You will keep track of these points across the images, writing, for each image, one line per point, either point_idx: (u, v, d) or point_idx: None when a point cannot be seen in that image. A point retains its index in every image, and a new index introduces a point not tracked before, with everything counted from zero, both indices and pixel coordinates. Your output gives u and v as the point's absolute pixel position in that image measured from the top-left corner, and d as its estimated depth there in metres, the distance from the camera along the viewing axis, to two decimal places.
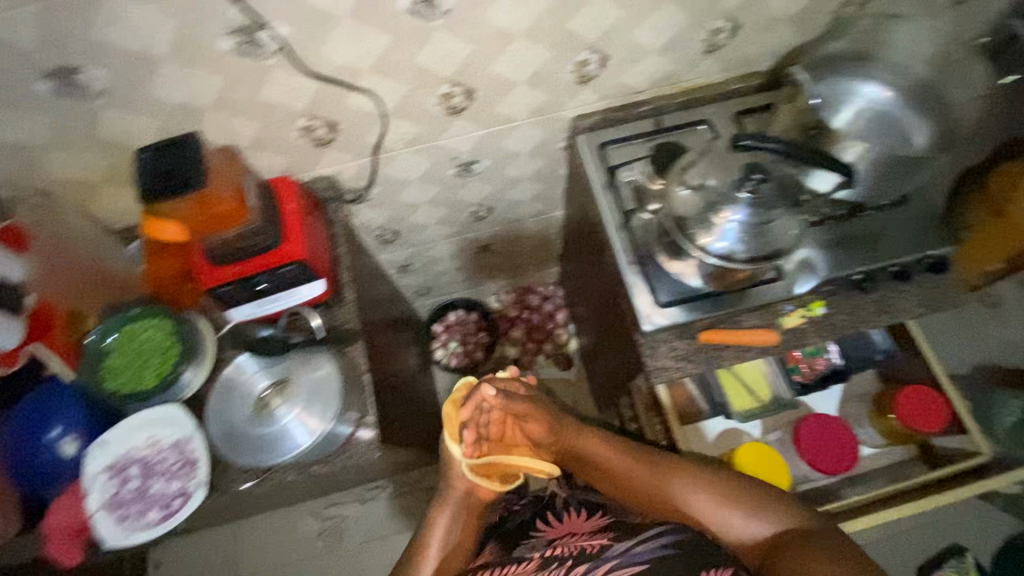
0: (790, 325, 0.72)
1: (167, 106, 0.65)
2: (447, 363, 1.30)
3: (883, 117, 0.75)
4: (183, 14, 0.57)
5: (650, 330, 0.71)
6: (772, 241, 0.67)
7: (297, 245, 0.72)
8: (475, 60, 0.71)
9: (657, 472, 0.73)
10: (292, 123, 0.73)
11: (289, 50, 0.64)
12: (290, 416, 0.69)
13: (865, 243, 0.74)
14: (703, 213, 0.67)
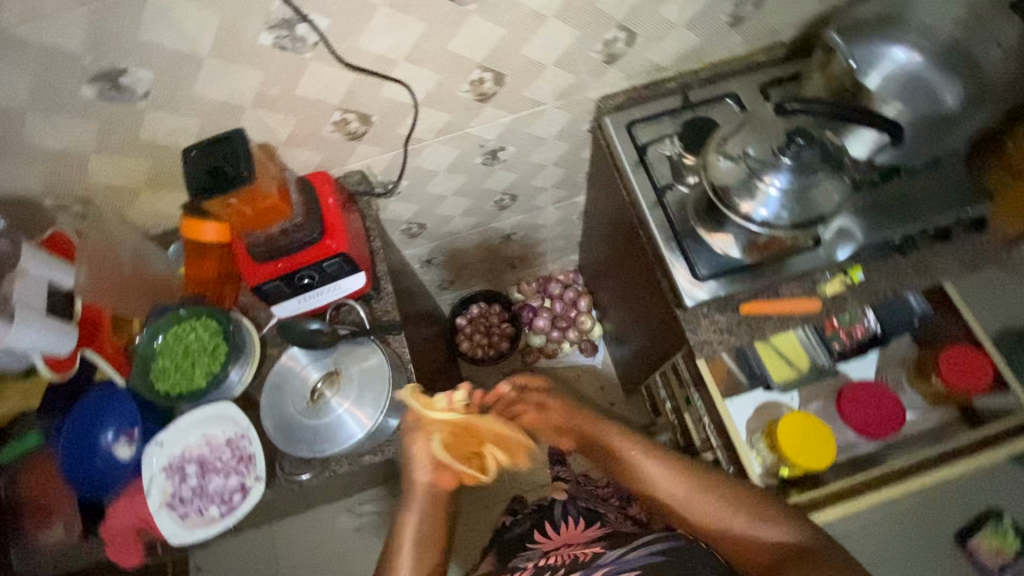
0: (832, 292, 0.76)
1: (210, 104, 0.66)
2: (472, 354, 1.41)
3: (912, 80, 0.74)
4: (226, 10, 0.57)
5: (691, 305, 0.75)
6: (817, 206, 0.66)
7: (338, 240, 0.73)
8: (506, 44, 0.73)
9: (710, 498, 0.71)
10: (326, 117, 0.74)
11: (326, 43, 0.64)
12: (342, 408, 0.70)
13: (898, 211, 0.78)
14: (746, 180, 0.66)
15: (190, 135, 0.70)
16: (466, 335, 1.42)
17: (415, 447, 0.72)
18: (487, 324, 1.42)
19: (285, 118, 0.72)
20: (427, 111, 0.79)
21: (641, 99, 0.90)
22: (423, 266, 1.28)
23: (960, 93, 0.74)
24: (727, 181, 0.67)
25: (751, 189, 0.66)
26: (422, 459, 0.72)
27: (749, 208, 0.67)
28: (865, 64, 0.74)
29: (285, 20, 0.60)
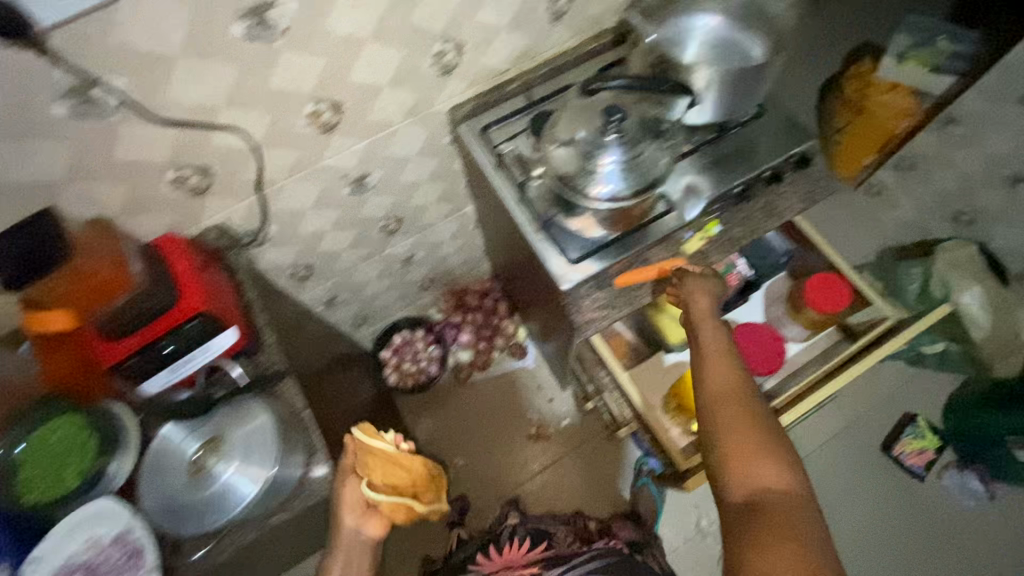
0: (693, 248, 0.86)
1: (16, 187, 0.63)
2: (404, 384, 1.40)
3: (717, 41, 0.82)
4: (2, 88, 0.55)
5: (570, 287, 0.77)
6: (648, 169, 0.73)
7: (197, 298, 0.74)
8: (330, 72, 0.73)
9: (749, 424, 0.68)
10: (161, 176, 0.73)
11: (128, 101, 0.62)
12: (229, 472, 0.69)
13: (739, 159, 0.83)
14: (582, 166, 0.73)
15: (3, 225, 0.66)
16: (393, 366, 1.41)
17: (347, 489, 0.80)
18: (414, 350, 1.41)
19: (112, 188, 0.70)
20: (272, 153, 0.79)
21: (490, 103, 0.93)
22: (325, 307, 1.22)
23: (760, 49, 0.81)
24: (568, 169, 0.73)
25: (590, 172, 0.73)
26: (351, 497, 0.79)
27: (593, 187, 0.73)
28: (666, 37, 0.82)
29: (73, 89, 0.58)
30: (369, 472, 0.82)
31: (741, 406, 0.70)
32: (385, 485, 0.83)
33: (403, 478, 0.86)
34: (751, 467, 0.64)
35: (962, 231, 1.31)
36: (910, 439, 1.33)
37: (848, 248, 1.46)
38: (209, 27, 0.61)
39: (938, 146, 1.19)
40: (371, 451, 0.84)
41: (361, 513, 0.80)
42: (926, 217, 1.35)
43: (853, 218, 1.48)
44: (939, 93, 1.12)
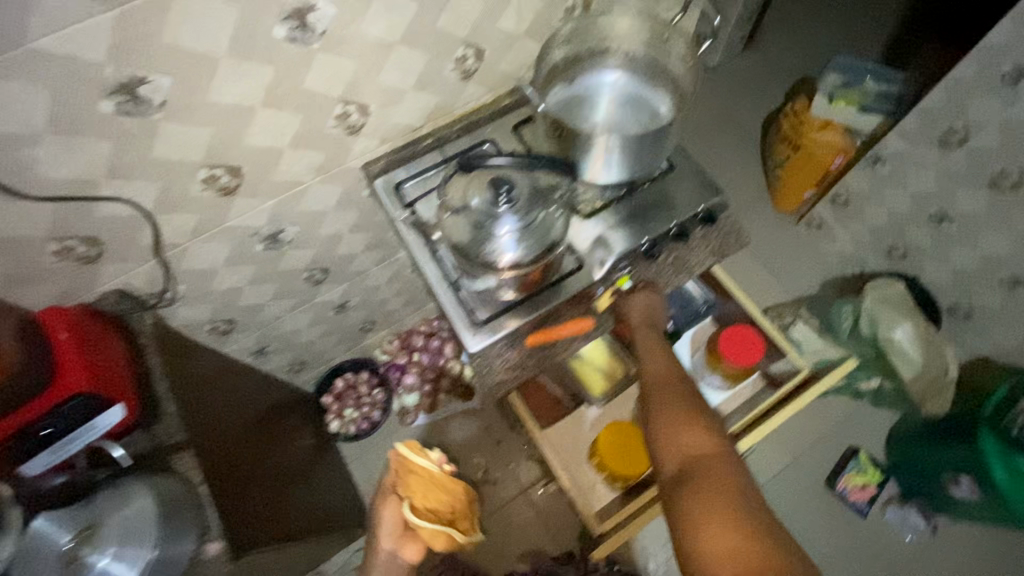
0: (602, 307, 0.86)
1: (220, 110, 0.67)
2: (346, 432, 1.45)
3: (625, 97, 0.82)
4: (245, 1, 0.58)
5: (477, 348, 0.78)
6: (548, 234, 0.70)
7: (72, 377, 0.70)
8: (487, 16, 0.79)
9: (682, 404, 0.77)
10: (330, 110, 0.77)
11: (331, 31, 0.67)
12: (104, 561, 0.65)
13: (659, 209, 0.85)
14: (476, 234, 0.68)
15: (199, 147, 0.70)
16: (336, 412, 1.45)
17: (388, 508, 0.98)
18: (357, 394, 1.45)
19: (291, 116, 0.74)
20: (412, 98, 0.84)
21: (404, 157, 0.91)
22: (255, 357, 1.22)
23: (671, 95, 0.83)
24: (458, 237, 0.69)
25: (485, 240, 0.68)
26: (389, 520, 0.98)
27: (491, 253, 0.69)
28: (555, 106, 0.82)
29: (296, 10, 0.62)
30: (407, 491, 0.98)
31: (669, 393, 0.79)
32: (420, 507, 0.97)
33: (434, 500, 0.98)
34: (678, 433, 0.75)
35: (895, 266, 1.47)
36: (852, 473, 1.37)
37: (795, 280, 1.62)
38: None
39: (867, 184, 1.40)
40: (411, 469, 0.99)
41: (397, 535, 0.98)
42: (866, 252, 1.52)
43: (794, 243, 1.67)
44: (869, 132, 1.47)
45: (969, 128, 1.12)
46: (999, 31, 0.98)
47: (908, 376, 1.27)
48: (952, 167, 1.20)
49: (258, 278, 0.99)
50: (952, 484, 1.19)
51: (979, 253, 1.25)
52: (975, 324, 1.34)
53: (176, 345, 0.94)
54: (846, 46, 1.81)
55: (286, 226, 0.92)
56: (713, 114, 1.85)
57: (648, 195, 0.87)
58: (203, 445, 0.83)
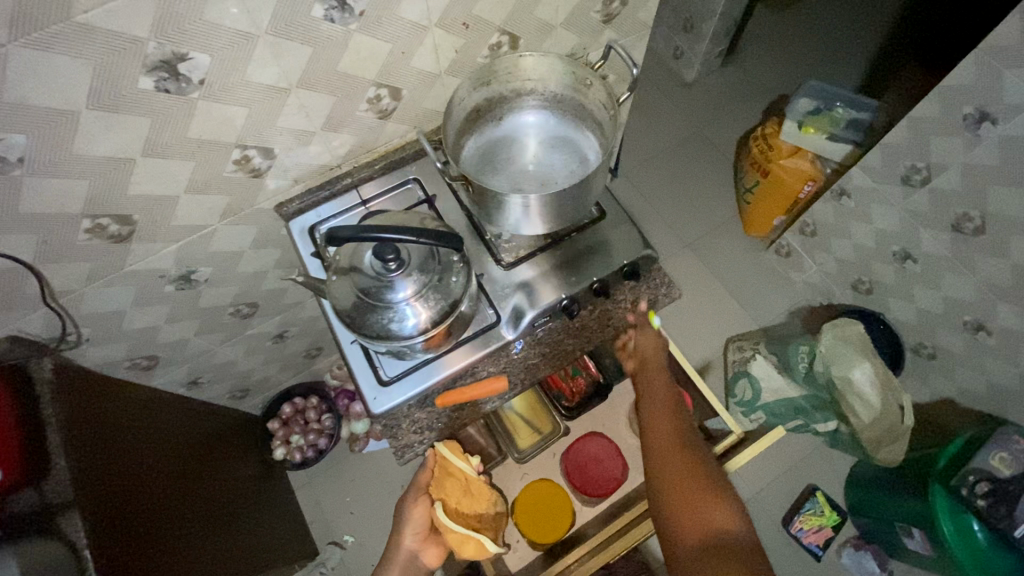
0: (521, 363, 0.79)
1: (93, 162, 0.63)
2: (291, 459, 1.39)
3: (547, 135, 0.83)
4: (99, 57, 0.54)
5: (380, 410, 0.73)
6: (448, 296, 0.66)
7: None
8: (395, 58, 0.74)
9: (692, 480, 0.73)
10: (227, 156, 0.72)
11: (210, 80, 0.62)
12: None
13: (582, 261, 0.81)
14: (361, 302, 0.64)
15: (78, 198, 0.65)
16: (282, 439, 1.41)
17: (417, 510, 0.85)
18: (305, 420, 1.42)
19: (181, 165, 0.69)
20: (320, 141, 0.79)
21: (321, 199, 0.86)
22: (188, 388, 1.18)
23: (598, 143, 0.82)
24: (344, 303, 0.64)
25: (376, 310, 0.64)
26: (418, 520, 0.85)
27: (384, 323, 0.64)
28: (478, 147, 0.83)
29: (164, 61, 0.58)
30: (441, 493, 0.86)
31: (681, 465, 0.75)
32: (453, 510, 0.85)
33: (472, 507, 0.88)
34: (690, 516, 0.71)
35: (861, 300, 1.42)
36: (809, 514, 1.33)
37: (762, 308, 1.57)
38: (293, 8, 0.61)
39: (833, 217, 1.35)
40: (448, 470, 0.87)
41: (422, 537, 0.86)
42: (832, 284, 1.47)
43: (764, 269, 1.62)
44: (838, 160, 1.39)
45: (932, 169, 1.06)
46: (959, 71, 0.92)
47: (866, 422, 1.22)
48: (915, 207, 1.14)
49: (174, 317, 0.95)
50: (906, 535, 1.14)
51: (941, 295, 1.20)
52: (940, 366, 1.30)
53: (94, 386, 0.91)
54: (826, 65, 1.74)
55: (197, 267, 0.87)
56: (687, 133, 1.80)
57: (572, 246, 0.82)
58: (96, 503, 0.78)
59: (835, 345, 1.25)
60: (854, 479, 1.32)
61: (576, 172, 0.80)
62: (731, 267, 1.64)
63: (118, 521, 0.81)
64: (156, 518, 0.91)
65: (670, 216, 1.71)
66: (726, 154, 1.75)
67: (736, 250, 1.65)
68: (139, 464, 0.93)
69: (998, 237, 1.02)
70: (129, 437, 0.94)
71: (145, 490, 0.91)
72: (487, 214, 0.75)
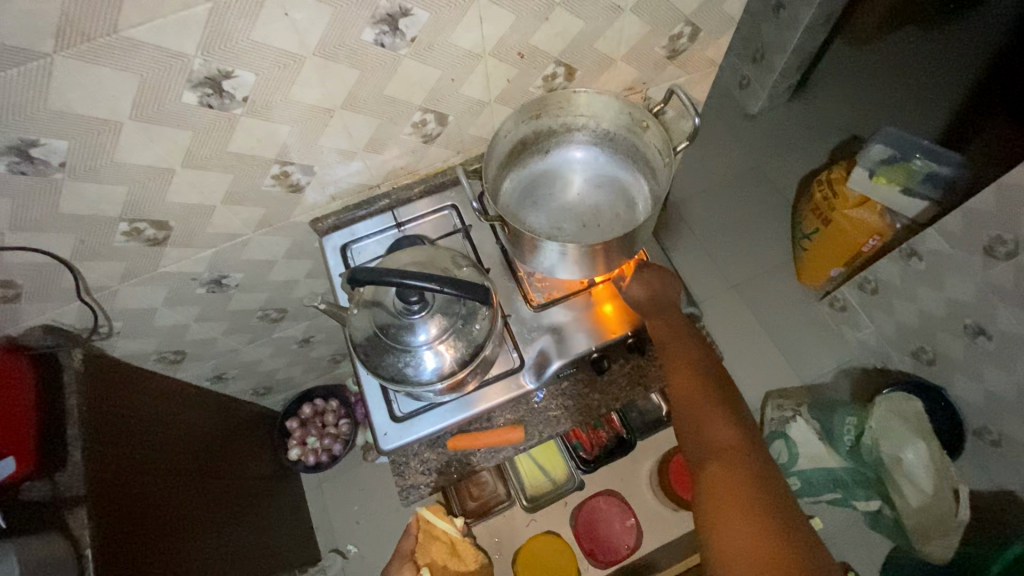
0: (540, 416, 0.74)
1: (134, 169, 0.63)
2: (304, 461, 1.37)
3: (593, 173, 0.80)
4: (145, 70, 0.53)
5: (388, 447, 0.70)
6: (472, 345, 0.62)
7: None
8: (444, 85, 0.71)
9: (710, 399, 0.66)
10: (265, 171, 0.71)
11: (253, 97, 0.61)
12: None
13: (622, 311, 0.76)
14: (379, 343, 0.61)
15: (117, 203, 0.66)
16: (298, 439, 1.40)
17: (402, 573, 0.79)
18: (322, 422, 1.41)
19: (219, 176, 0.69)
20: (361, 160, 0.77)
21: (357, 217, 0.84)
22: (213, 382, 1.19)
23: (648, 187, 0.78)
24: (362, 339, 0.62)
25: (394, 352, 0.61)
26: None
27: (400, 366, 0.61)
28: (519, 180, 0.80)
29: (208, 78, 0.57)
30: (426, 557, 0.82)
31: (693, 379, 0.68)
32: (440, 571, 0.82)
33: (458, 566, 0.84)
34: (704, 433, 0.65)
35: (920, 370, 1.30)
36: None
37: (806, 363, 1.47)
38: (344, 30, 0.58)
39: (899, 277, 1.24)
40: (433, 534, 0.86)
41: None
42: (889, 348, 1.35)
43: (814, 321, 1.52)
44: (911, 216, 1.28)
45: (1021, 242, 0.96)
46: None
47: (912, 506, 1.11)
48: (996, 280, 1.03)
49: (203, 317, 0.95)
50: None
51: (1015, 380, 1.08)
52: (1005, 455, 1.17)
53: (121, 376, 0.93)
54: (908, 106, 1.60)
55: (230, 273, 0.87)
56: (745, 169, 1.71)
57: (611, 293, 0.77)
58: (107, 497, 0.78)
59: (889, 418, 1.15)
60: (891, 564, 1.22)
61: (623, 222, 0.75)
62: (777, 315, 1.54)
63: (129, 513, 0.82)
64: (165, 511, 0.91)
65: (717, 255, 1.62)
66: (785, 194, 1.65)
67: (786, 298, 1.56)
68: (153, 457, 0.93)
69: None
70: (149, 429, 0.94)
71: (157, 485, 0.92)
72: (521, 253, 0.71)
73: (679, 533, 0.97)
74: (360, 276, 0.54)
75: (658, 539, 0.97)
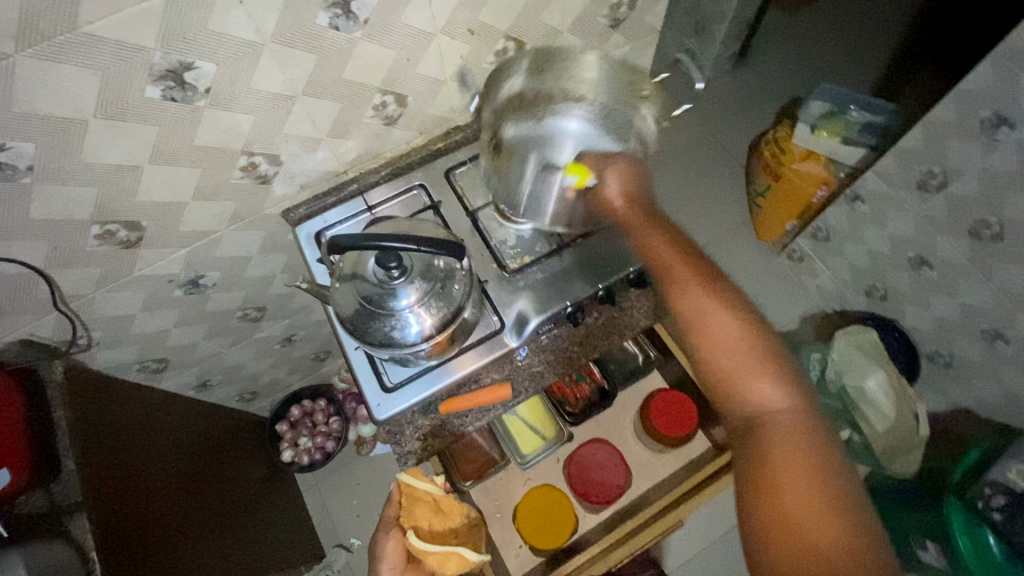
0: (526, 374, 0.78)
1: (104, 169, 0.64)
2: (298, 462, 1.38)
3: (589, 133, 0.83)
4: (108, 66, 0.55)
5: (382, 417, 0.73)
6: (452, 305, 0.65)
7: None
8: (400, 65, 0.74)
9: (739, 359, 0.62)
10: (233, 163, 0.73)
11: (216, 88, 0.63)
12: None
13: (591, 267, 0.80)
14: (362, 311, 0.64)
15: (88, 205, 0.67)
16: (290, 441, 1.41)
17: (391, 541, 0.87)
18: (313, 422, 1.42)
19: (189, 171, 0.70)
20: (327, 147, 0.80)
21: (327, 205, 0.86)
22: (198, 391, 1.20)
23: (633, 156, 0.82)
24: (347, 310, 0.64)
25: (379, 318, 0.63)
26: (393, 552, 0.86)
27: (386, 330, 0.64)
28: None
29: (170, 71, 0.58)
30: (412, 521, 0.86)
31: (718, 336, 0.63)
32: (426, 532, 0.85)
33: (445, 524, 0.87)
34: (747, 389, 0.61)
35: (875, 306, 1.39)
36: None
37: (772, 313, 1.55)
38: (301, 16, 0.61)
39: (847, 222, 1.32)
40: (415, 496, 0.87)
41: (401, 569, 0.85)
42: (845, 290, 1.44)
43: (776, 273, 1.60)
44: (852, 164, 1.37)
45: (948, 174, 1.04)
46: (974, 75, 0.90)
47: (880, 431, 1.19)
48: (931, 212, 1.12)
49: (183, 321, 0.96)
50: (919, 548, 1.12)
51: (958, 304, 1.17)
52: (957, 374, 1.26)
53: (104, 389, 0.92)
54: (841, 65, 1.70)
55: (206, 272, 0.88)
56: (698, 137, 1.78)
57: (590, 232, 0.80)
58: (105, 502, 0.79)
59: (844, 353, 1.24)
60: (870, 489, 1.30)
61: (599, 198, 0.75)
62: (741, 272, 1.62)
63: (128, 518, 0.83)
64: (163, 517, 0.92)
65: (680, 221, 1.68)
66: (737, 157, 1.73)
67: (747, 255, 1.63)
68: (145, 465, 0.93)
69: (1016, 246, 0.99)
70: (138, 437, 0.95)
71: (153, 492, 0.92)
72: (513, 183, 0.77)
73: (668, 473, 0.98)
74: (337, 244, 0.57)
75: (647, 481, 0.99)
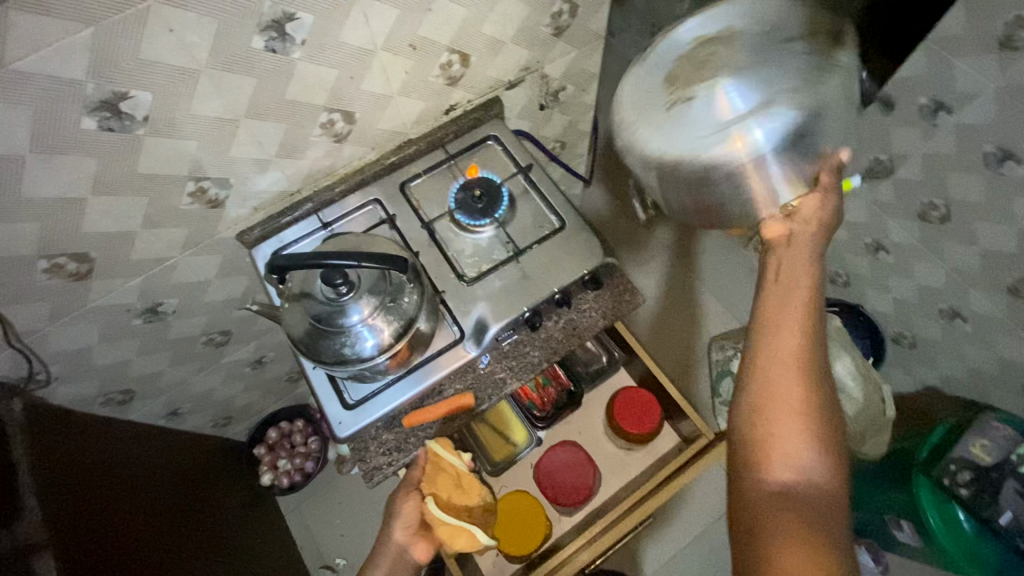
0: (486, 381, 0.78)
1: (44, 203, 0.64)
2: (278, 485, 1.37)
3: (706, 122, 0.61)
4: (38, 101, 0.55)
5: (344, 434, 0.73)
6: (406, 318, 0.66)
7: None
8: (344, 83, 0.74)
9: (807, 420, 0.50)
10: (181, 189, 0.73)
11: (153, 117, 0.63)
12: None
13: (545, 271, 0.80)
14: (314, 330, 0.64)
15: (30, 238, 0.66)
16: (269, 464, 1.39)
17: (408, 503, 0.78)
18: (289, 443, 1.41)
19: (134, 200, 0.70)
20: (278, 168, 0.80)
21: (282, 225, 0.86)
22: (168, 419, 1.18)
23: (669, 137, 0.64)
24: (299, 331, 0.64)
25: (331, 336, 0.64)
26: (409, 514, 0.77)
27: (340, 348, 0.64)
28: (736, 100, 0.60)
29: (104, 102, 0.59)
30: (432, 488, 0.80)
31: (796, 394, 0.51)
32: (444, 503, 0.80)
33: (462, 501, 0.83)
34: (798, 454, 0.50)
35: (840, 292, 1.43)
36: None
37: None
38: (233, 42, 0.61)
39: None
40: (440, 467, 0.80)
41: (413, 530, 0.77)
42: None
43: None
44: None
45: (895, 160, 1.07)
46: (910, 63, 0.92)
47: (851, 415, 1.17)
48: (881, 198, 1.15)
49: (144, 350, 0.95)
50: (896, 527, 1.15)
51: (915, 285, 1.20)
52: (921, 354, 1.29)
53: (64, 424, 0.91)
54: None
55: (164, 299, 0.87)
56: None
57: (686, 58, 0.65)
58: (69, 541, 0.77)
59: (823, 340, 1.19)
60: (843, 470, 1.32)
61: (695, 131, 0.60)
62: None
63: (96, 556, 0.80)
64: (135, 552, 0.90)
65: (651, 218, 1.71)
66: None
67: None
68: (110, 500, 0.91)
69: (963, 226, 1.02)
70: (103, 472, 0.93)
71: (121, 528, 0.90)
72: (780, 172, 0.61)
73: (638, 470, 1.00)
74: (278, 263, 0.59)
75: (617, 479, 1.00)
